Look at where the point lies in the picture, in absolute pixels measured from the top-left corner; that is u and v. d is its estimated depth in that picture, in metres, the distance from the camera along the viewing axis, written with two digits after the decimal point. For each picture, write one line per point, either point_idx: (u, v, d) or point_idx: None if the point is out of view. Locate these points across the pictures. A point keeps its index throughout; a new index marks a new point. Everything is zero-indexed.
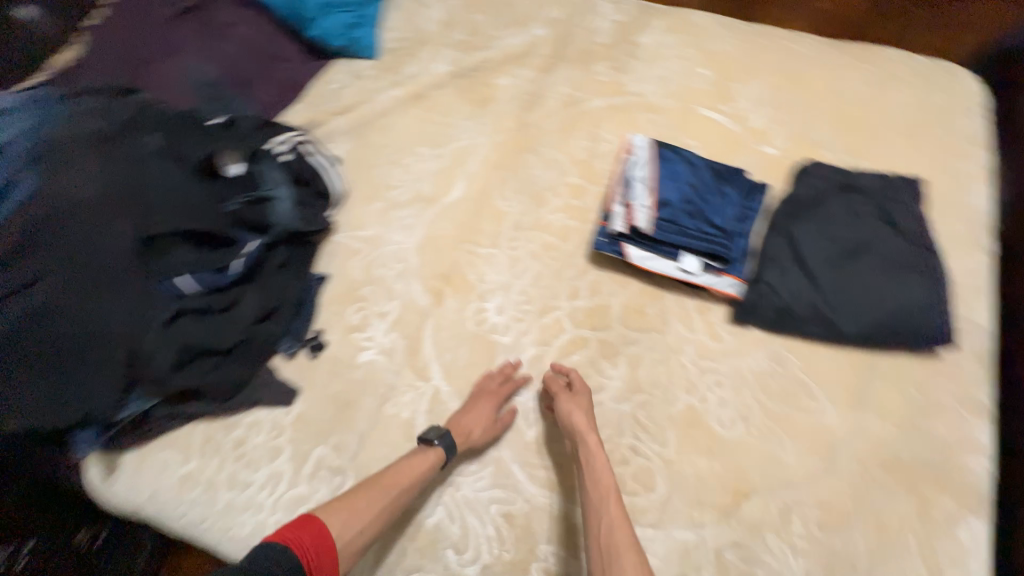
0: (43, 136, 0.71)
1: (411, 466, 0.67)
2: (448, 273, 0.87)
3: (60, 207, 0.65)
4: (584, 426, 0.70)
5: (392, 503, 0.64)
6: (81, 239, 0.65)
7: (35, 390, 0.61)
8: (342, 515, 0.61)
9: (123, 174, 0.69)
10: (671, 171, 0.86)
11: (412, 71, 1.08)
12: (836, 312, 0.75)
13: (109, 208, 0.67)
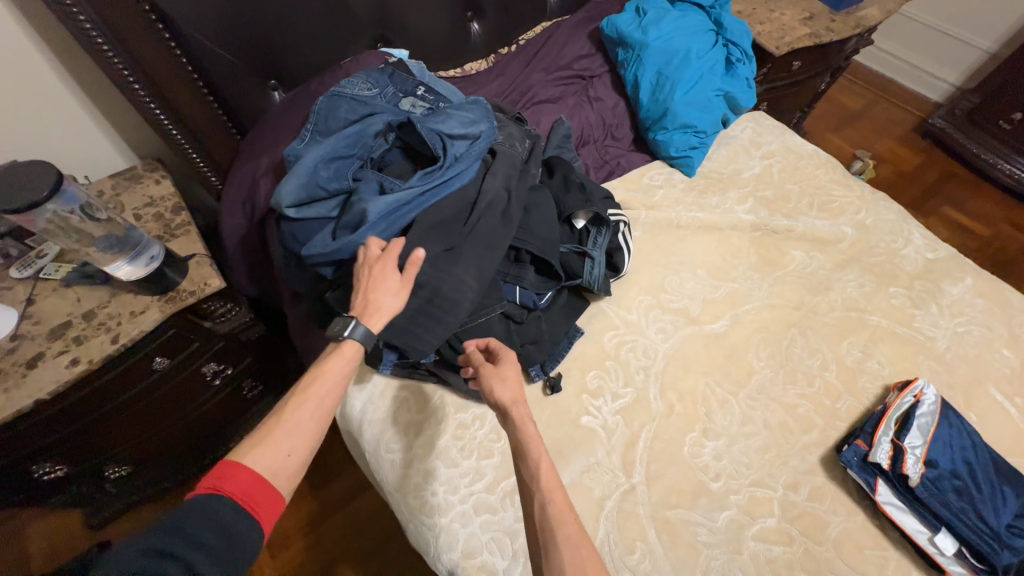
0: (488, 143, 0.89)
1: (318, 376, 0.63)
2: (683, 392, 0.92)
3: (485, 205, 0.84)
4: (509, 399, 0.69)
5: (306, 424, 0.60)
6: (483, 230, 0.82)
7: (405, 321, 0.78)
8: (262, 450, 0.56)
9: (518, 195, 0.88)
10: (952, 436, 0.83)
11: (717, 202, 1.18)
12: None
13: (503, 214, 0.85)
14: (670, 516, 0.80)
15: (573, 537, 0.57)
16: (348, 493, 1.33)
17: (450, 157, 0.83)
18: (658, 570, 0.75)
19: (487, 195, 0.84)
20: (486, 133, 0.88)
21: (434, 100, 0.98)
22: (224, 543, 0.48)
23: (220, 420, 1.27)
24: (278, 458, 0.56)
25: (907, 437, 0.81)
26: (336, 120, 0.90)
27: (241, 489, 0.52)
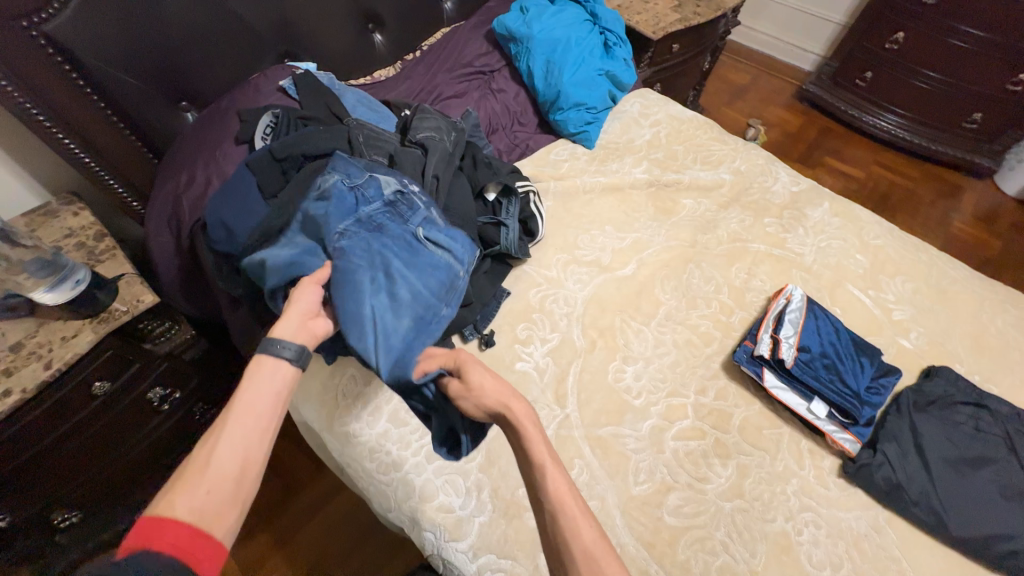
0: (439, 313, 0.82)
1: (242, 409, 0.56)
2: (602, 329, 1.04)
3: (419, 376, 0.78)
4: (502, 393, 0.68)
5: (230, 454, 0.52)
6: None
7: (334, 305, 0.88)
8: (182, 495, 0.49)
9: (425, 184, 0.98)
10: (818, 325, 1.00)
11: (616, 167, 1.34)
12: (947, 509, 0.80)
13: None
14: (601, 433, 0.91)
15: (598, 548, 0.58)
16: (320, 496, 1.35)
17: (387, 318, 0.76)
18: (596, 479, 0.86)
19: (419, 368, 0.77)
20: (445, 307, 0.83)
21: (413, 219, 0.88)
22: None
23: (175, 448, 1.26)
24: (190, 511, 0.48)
25: (781, 330, 0.97)
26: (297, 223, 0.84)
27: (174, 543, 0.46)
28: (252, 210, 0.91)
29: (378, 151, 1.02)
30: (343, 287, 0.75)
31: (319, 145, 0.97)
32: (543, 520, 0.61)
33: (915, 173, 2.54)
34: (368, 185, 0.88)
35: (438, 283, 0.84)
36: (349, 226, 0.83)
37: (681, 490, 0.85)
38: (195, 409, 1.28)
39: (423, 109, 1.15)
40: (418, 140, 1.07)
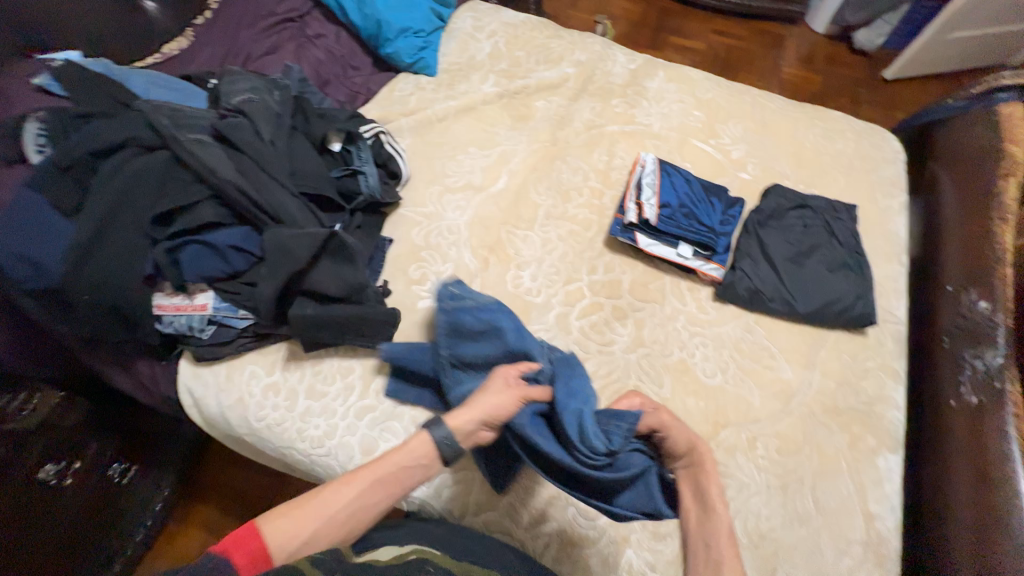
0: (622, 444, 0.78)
1: (377, 469, 0.68)
2: (491, 246, 1.07)
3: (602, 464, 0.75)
4: (683, 446, 0.80)
5: (351, 510, 0.65)
6: (251, 200, 0.84)
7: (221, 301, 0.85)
8: (292, 517, 0.62)
9: (260, 152, 0.88)
10: (672, 181, 1.10)
11: (464, 88, 1.30)
12: (793, 295, 0.98)
13: (253, 177, 0.86)
14: None
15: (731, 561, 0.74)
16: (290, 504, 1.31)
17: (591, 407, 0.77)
18: None
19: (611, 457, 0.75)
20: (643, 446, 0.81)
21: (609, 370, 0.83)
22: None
23: (108, 519, 1.13)
24: (295, 535, 0.61)
25: (642, 195, 1.06)
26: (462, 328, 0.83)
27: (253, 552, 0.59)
28: (54, 232, 0.78)
29: (193, 128, 0.88)
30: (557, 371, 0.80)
31: (110, 138, 0.83)
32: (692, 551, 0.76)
33: (746, 32, 2.76)
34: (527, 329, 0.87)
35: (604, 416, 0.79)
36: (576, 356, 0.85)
37: (594, 358, 0.95)
38: (112, 470, 1.14)
39: (231, 73, 1.01)
40: (235, 104, 0.93)
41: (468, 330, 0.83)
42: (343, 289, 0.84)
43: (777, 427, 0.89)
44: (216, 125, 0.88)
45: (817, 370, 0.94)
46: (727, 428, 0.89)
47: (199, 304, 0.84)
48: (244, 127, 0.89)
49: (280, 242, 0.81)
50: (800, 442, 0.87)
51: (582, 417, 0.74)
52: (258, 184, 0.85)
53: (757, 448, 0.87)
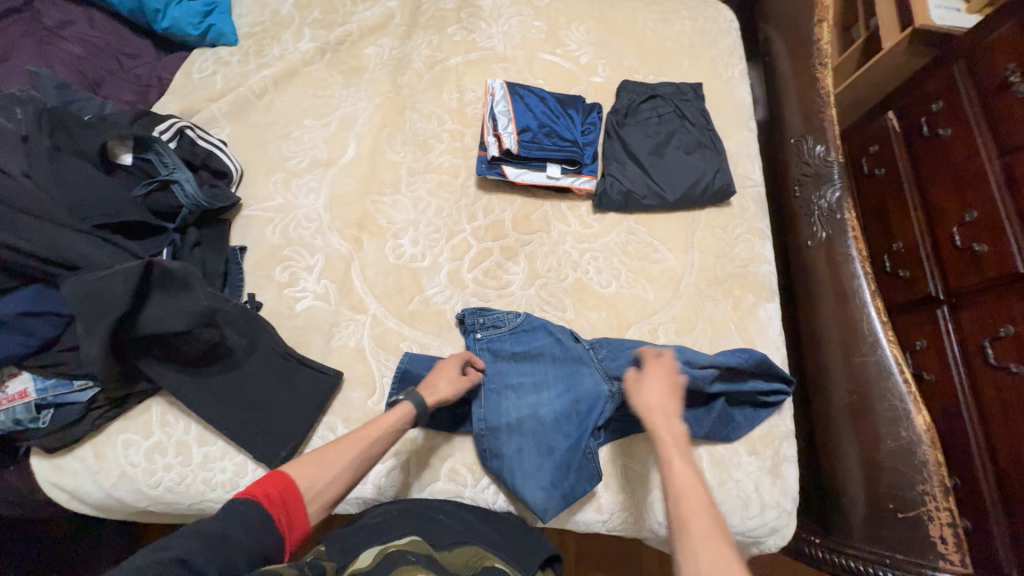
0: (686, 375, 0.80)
1: (369, 431, 0.70)
2: (360, 222, 0.98)
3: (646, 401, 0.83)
4: (657, 399, 0.71)
5: (345, 468, 0.66)
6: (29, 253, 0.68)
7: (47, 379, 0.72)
8: (305, 466, 0.64)
9: (19, 189, 0.70)
10: (526, 103, 1.05)
11: (277, 52, 1.12)
12: (662, 186, 1.01)
13: (22, 223, 0.69)
14: (411, 310, 0.93)
15: (697, 508, 0.57)
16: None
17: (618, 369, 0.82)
18: (427, 345, 0.90)
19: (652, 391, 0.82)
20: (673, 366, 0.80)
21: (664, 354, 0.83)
22: (258, 544, 0.55)
23: None
24: (315, 480, 0.63)
25: (500, 125, 1.01)
26: (527, 346, 0.85)
27: (271, 499, 0.59)
28: None
29: None
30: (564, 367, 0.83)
31: None
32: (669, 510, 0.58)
33: None
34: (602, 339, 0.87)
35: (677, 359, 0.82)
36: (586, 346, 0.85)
37: (495, 304, 0.94)
38: None
39: None
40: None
41: (514, 354, 0.85)
42: (187, 320, 0.72)
43: (672, 312, 0.95)
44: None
45: (696, 250, 1.00)
46: (630, 329, 0.93)
47: (16, 392, 0.71)
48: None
49: (81, 291, 0.67)
50: (694, 320, 0.94)
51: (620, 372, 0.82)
52: (25, 232, 0.68)
53: (659, 337, 0.93)
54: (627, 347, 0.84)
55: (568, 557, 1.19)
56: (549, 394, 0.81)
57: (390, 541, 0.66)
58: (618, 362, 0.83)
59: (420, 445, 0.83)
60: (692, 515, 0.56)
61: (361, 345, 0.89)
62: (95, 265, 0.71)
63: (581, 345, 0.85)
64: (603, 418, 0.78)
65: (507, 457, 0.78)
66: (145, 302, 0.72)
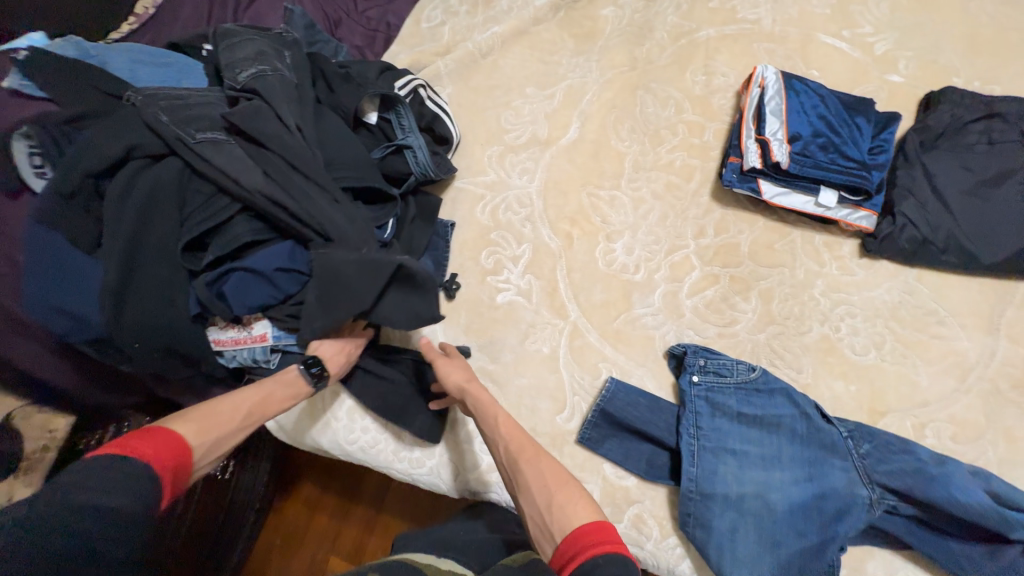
0: (984, 512, 0.62)
1: (267, 401, 0.67)
2: (572, 216, 0.88)
3: (907, 520, 0.66)
4: (460, 382, 0.72)
5: (237, 428, 0.63)
6: (294, 213, 0.68)
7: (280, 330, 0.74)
8: (184, 422, 0.58)
9: (288, 144, 0.69)
10: (802, 102, 0.84)
11: (507, 4, 1.01)
12: (974, 242, 0.76)
13: (290, 181, 0.69)
14: (617, 327, 0.82)
15: (565, 490, 0.58)
16: (375, 484, 1.15)
17: (885, 472, 0.66)
18: (629, 372, 0.80)
19: (925, 512, 0.65)
20: (967, 496, 0.63)
21: (951, 471, 0.65)
22: (147, 493, 0.48)
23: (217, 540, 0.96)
24: (213, 447, 0.59)
25: (766, 128, 0.81)
26: (761, 410, 0.72)
27: (146, 452, 0.51)
28: (89, 276, 0.67)
29: (198, 122, 0.69)
30: (809, 451, 0.69)
31: (105, 152, 0.66)
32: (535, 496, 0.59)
33: None
34: (863, 428, 0.70)
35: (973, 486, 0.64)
36: (841, 432, 0.69)
37: (713, 343, 0.80)
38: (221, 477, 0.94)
39: (228, 31, 0.78)
40: (244, 82, 0.72)
41: (741, 415, 0.72)
42: (411, 322, 0.70)
43: (952, 410, 0.73)
44: (227, 116, 0.69)
45: (1003, 335, 0.76)
46: (887, 417, 0.74)
47: (258, 335, 0.73)
48: (263, 113, 0.69)
49: (332, 273, 0.67)
50: (982, 427, 0.72)
51: (891, 480, 0.66)
52: (291, 189, 0.69)
53: (927, 438, 0.72)
54: (899, 448, 0.68)
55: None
56: (783, 477, 0.68)
57: (445, 560, 0.62)
58: (884, 465, 0.67)
59: (607, 481, 0.76)
60: (564, 501, 0.57)
61: (556, 355, 0.82)
62: (344, 236, 0.69)
63: (835, 429, 0.69)
64: (855, 529, 0.65)
65: (717, 533, 0.67)
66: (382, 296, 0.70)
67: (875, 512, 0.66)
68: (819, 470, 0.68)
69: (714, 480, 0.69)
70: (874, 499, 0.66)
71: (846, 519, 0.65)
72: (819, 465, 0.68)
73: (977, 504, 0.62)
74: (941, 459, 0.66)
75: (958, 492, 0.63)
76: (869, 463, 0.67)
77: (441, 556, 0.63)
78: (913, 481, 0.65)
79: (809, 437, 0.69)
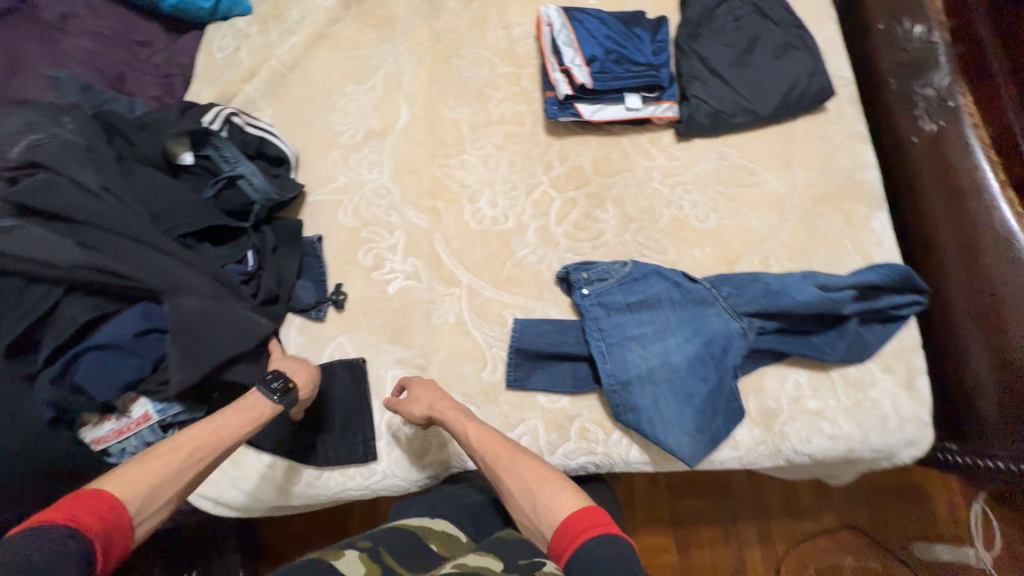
0: (822, 302, 0.77)
1: (216, 430, 0.63)
2: (431, 191, 0.92)
3: (776, 334, 0.80)
4: (424, 412, 0.75)
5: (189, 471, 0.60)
6: (129, 273, 0.64)
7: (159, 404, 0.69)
8: (122, 478, 0.55)
9: (101, 208, 0.66)
10: (587, 28, 0.94)
11: (297, 14, 1.01)
12: (751, 100, 0.91)
13: (114, 243, 0.65)
14: (507, 274, 0.88)
15: (509, 461, 0.68)
16: (358, 527, 1.12)
17: (744, 301, 0.79)
18: (530, 308, 0.86)
19: (785, 321, 0.79)
20: (806, 297, 0.77)
21: (792, 282, 0.79)
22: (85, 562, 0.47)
23: None
24: (154, 493, 0.56)
25: (565, 58, 0.90)
26: (643, 295, 0.81)
27: (89, 517, 0.50)
28: None
29: None
30: (688, 312, 0.79)
31: None
32: (495, 481, 0.68)
33: None
34: (720, 277, 0.82)
35: (810, 287, 0.78)
36: (706, 286, 0.81)
37: (590, 254, 0.89)
38: None
39: None
40: (23, 159, 0.67)
41: (628, 304, 0.81)
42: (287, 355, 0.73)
43: (782, 237, 0.88)
44: (12, 197, 0.63)
45: (797, 166, 0.92)
46: (740, 262, 0.87)
47: (140, 417, 0.68)
48: (54, 184, 0.65)
49: (198, 319, 0.66)
50: (806, 242, 0.88)
51: (753, 307, 0.79)
52: (117, 252, 0.65)
53: (772, 265, 0.87)
54: (750, 281, 0.81)
55: (660, 493, 1.25)
56: (676, 340, 0.78)
57: (441, 521, 0.68)
58: (742, 299, 0.80)
59: (546, 409, 0.81)
60: (512, 474, 0.67)
61: (462, 319, 0.85)
62: (193, 284, 0.68)
63: (700, 285, 0.81)
64: (740, 355, 0.77)
65: (644, 409, 0.76)
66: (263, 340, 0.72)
67: (750, 337, 0.78)
68: (701, 323, 0.79)
69: (627, 366, 0.78)
70: (741, 332, 0.78)
71: (731, 354, 0.77)
72: (700, 318, 0.79)
73: (814, 299, 0.77)
74: (782, 276, 0.80)
75: (798, 295, 0.77)
76: (732, 301, 0.80)
77: (435, 517, 0.69)
78: (766, 301, 0.78)
79: (685, 301, 0.80)
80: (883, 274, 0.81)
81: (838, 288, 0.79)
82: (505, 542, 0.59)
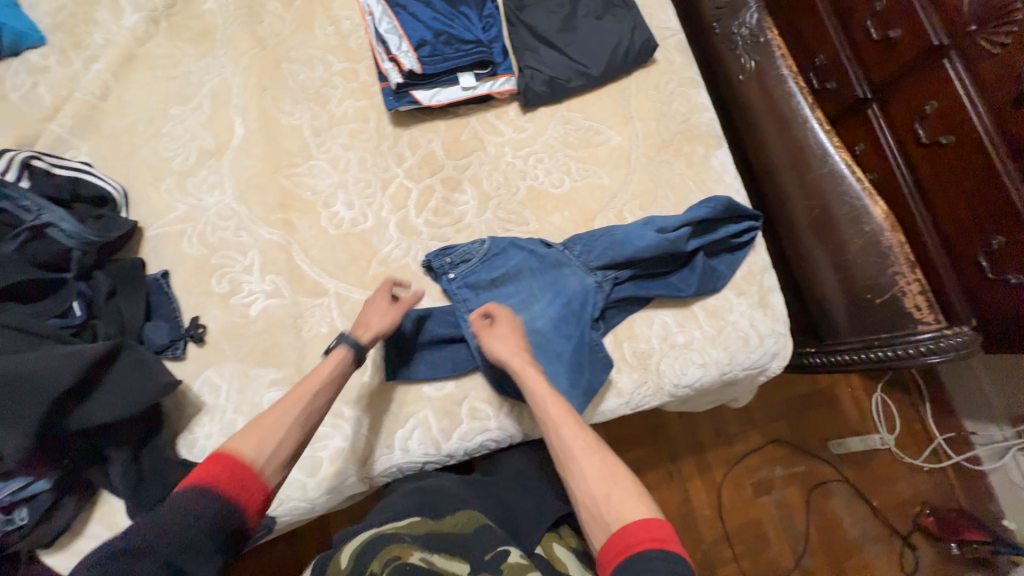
0: (661, 245, 0.83)
1: (312, 380, 0.66)
2: (282, 203, 0.88)
3: (630, 282, 0.85)
4: (509, 351, 0.72)
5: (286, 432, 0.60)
6: None
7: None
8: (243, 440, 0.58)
9: None
10: (410, 12, 0.93)
11: (100, 38, 0.93)
12: (582, 62, 0.94)
13: None
14: (374, 274, 0.86)
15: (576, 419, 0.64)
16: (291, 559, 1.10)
17: (596, 257, 0.84)
18: None
19: (634, 270, 0.85)
20: (645, 243, 0.83)
21: (636, 232, 0.84)
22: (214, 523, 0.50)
23: None
24: (263, 450, 0.57)
25: (392, 47, 0.89)
26: (506, 268, 0.84)
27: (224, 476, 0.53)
28: None
29: None
30: (548, 278, 0.83)
31: None
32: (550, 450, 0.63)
33: None
34: (573, 238, 0.86)
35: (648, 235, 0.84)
36: (560, 250, 0.85)
37: (455, 238, 0.89)
38: None
39: None
40: None
41: (491, 280, 0.83)
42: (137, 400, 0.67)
43: (632, 189, 0.93)
44: None
45: (637, 120, 0.96)
46: (597, 220, 0.91)
47: None
48: None
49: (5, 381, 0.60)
50: (654, 189, 0.93)
51: (602, 262, 0.83)
52: None
53: (627, 217, 0.91)
54: (599, 236, 0.85)
55: None
56: (540, 305, 0.82)
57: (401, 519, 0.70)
58: (591, 257, 0.84)
59: (432, 398, 0.81)
60: (566, 428, 0.63)
61: (335, 327, 0.83)
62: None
63: (554, 250, 0.85)
64: (596, 308, 0.81)
65: None
66: (101, 385, 0.66)
67: (604, 290, 0.83)
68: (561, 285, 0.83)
69: None
70: (592, 287, 0.83)
71: (590, 308, 0.82)
72: (558, 282, 0.83)
73: (653, 243, 0.82)
74: (628, 227, 0.85)
75: (638, 243, 0.83)
76: (586, 257, 0.84)
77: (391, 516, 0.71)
78: (614, 252, 0.83)
79: (545, 267, 0.84)
80: (716, 207, 0.88)
81: (676, 228, 0.84)
82: (466, 538, 0.64)
